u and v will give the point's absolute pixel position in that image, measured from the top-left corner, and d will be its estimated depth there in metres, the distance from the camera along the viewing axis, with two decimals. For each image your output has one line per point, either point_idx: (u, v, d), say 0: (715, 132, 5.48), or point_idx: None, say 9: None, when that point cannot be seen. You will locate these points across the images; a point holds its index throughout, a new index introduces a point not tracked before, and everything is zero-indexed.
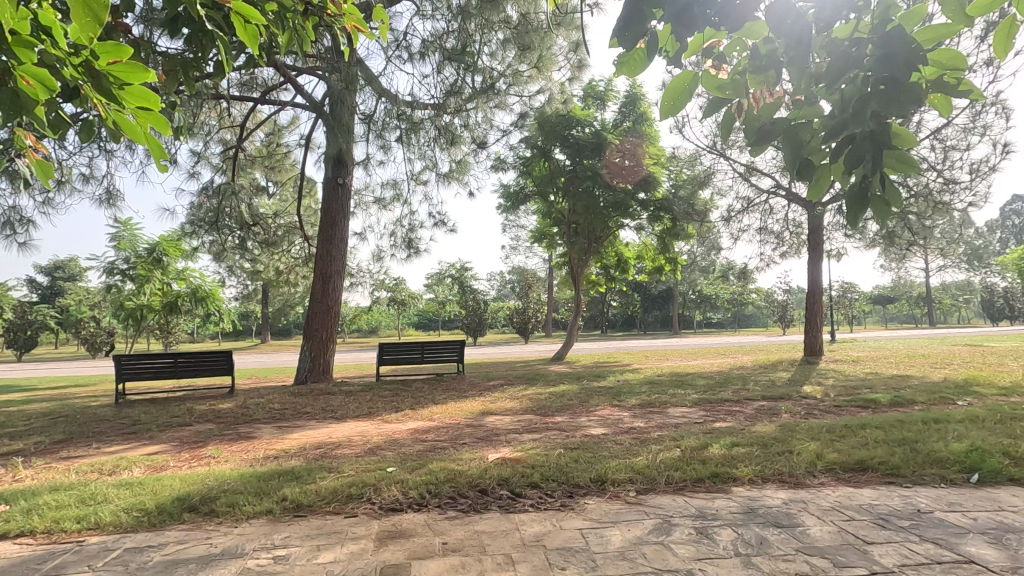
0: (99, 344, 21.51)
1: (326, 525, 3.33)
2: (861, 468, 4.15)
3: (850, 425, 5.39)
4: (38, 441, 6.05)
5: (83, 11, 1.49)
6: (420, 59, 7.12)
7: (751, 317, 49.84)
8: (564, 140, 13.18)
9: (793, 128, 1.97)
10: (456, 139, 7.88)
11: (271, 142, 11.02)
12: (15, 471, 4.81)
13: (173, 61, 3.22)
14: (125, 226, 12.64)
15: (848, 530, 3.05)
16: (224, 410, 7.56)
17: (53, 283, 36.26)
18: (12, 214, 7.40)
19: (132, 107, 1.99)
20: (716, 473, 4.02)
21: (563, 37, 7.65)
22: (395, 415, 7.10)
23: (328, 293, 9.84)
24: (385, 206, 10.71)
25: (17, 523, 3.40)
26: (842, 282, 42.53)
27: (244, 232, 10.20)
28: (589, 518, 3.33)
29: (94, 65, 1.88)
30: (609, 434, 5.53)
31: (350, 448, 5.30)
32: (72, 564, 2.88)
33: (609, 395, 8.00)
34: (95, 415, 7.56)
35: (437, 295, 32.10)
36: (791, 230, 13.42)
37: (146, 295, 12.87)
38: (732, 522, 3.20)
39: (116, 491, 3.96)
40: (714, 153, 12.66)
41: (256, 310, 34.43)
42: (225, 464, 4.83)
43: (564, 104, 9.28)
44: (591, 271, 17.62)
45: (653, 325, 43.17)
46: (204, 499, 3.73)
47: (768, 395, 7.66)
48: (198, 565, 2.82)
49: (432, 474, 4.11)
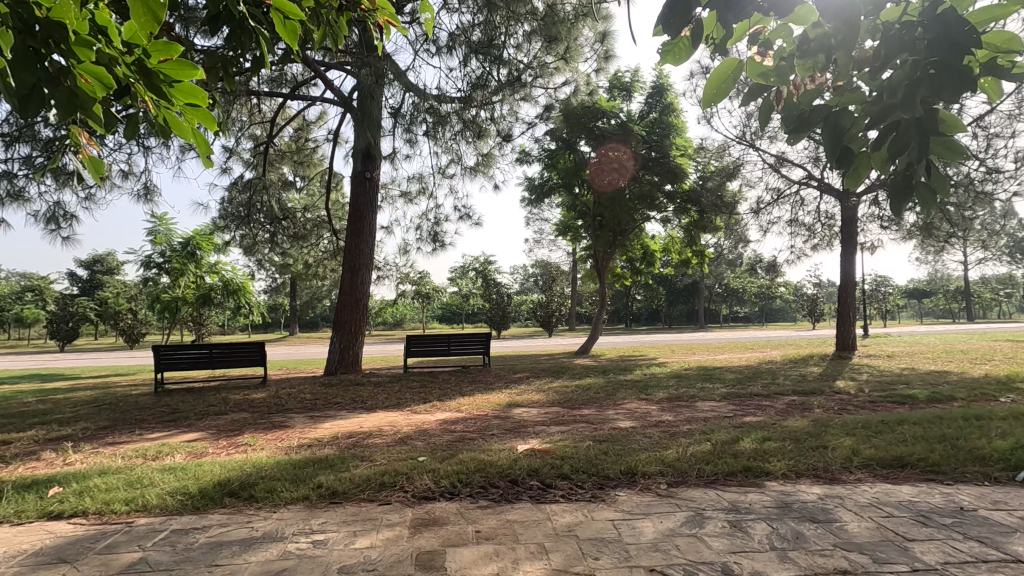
0: (137, 335, 22.34)
1: (361, 512, 3.41)
2: (899, 464, 4.06)
3: (886, 421, 5.26)
4: (85, 427, 6.31)
5: (142, 10, 1.54)
6: (448, 52, 7.13)
7: (779, 310, 49.27)
8: (590, 132, 12.94)
9: (833, 115, 1.93)
10: (482, 132, 7.89)
11: (300, 137, 11.25)
12: (66, 455, 5.05)
13: (214, 59, 3.28)
14: (161, 220, 13.06)
15: (887, 527, 3.00)
16: (257, 400, 7.77)
17: (93, 276, 37.59)
18: (57, 210, 7.69)
19: (181, 103, 2.03)
20: (748, 467, 3.98)
21: (590, 28, 7.56)
22: (423, 406, 7.21)
23: (357, 286, 9.98)
24: (411, 199, 10.84)
25: (71, 504, 3.56)
26: (875, 276, 41.40)
27: (274, 227, 10.42)
28: (620, 509, 3.34)
29: (146, 63, 1.94)
30: (637, 427, 5.51)
31: (381, 437, 5.40)
32: (123, 544, 3.01)
33: (637, 389, 7.97)
34: (136, 403, 7.85)
35: (461, 288, 32.52)
36: (824, 223, 13.09)
37: (180, 288, 13.25)
38: (767, 516, 3.17)
39: (161, 476, 4.12)
40: (743, 144, 12.41)
41: (285, 304, 35.02)
42: (261, 451, 4.97)
43: (590, 96, 9.19)
44: (615, 264, 17.48)
45: (678, 318, 42.70)
46: (244, 484, 3.85)
47: (800, 390, 7.52)
48: (241, 548, 2.92)
49: (463, 464, 4.16)
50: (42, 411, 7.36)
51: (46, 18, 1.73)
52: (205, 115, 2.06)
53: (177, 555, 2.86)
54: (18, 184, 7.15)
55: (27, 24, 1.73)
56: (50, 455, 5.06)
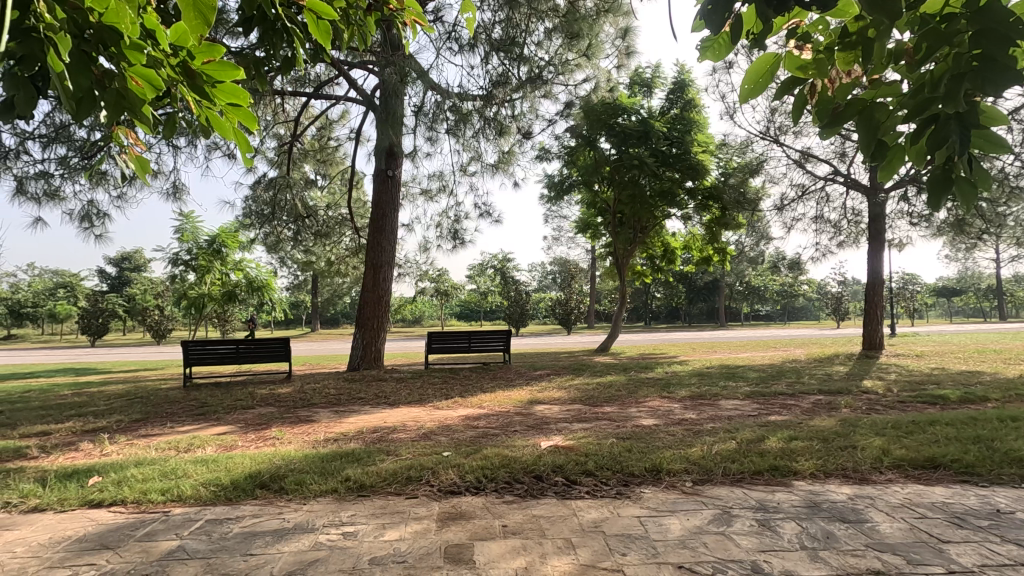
0: (163, 331, 22.87)
1: (389, 505, 3.46)
2: (932, 466, 3.98)
3: (918, 421, 5.16)
4: (119, 419, 6.50)
5: (193, 13, 1.59)
6: (470, 50, 7.12)
7: (802, 309, 48.55)
8: (610, 128, 12.77)
9: (868, 109, 1.90)
10: (504, 129, 7.90)
11: (322, 135, 11.41)
12: (102, 445, 5.21)
13: (246, 59, 3.34)
14: (188, 218, 13.35)
15: (920, 528, 2.95)
16: (283, 394, 7.91)
17: (121, 273, 38.64)
18: (91, 209, 7.91)
19: (222, 104, 2.09)
20: (774, 466, 3.94)
21: (611, 24, 7.50)
22: (445, 402, 7.28)
23: (379, 283, 10.09)
24: (431, 197, 10.90)
25: (110, 493, 3.68)
26: (904, 274, 40.47)
27: (298, 224, 10.59)
28: (646, 506, 3.34)
29: (191, 65, 2.00)
30: (660, 425, 5.49)
31: (405, 432, 5.47)
32: (161, 532, 3.10)
33: (658, 387, 7.93)
34: (167, 397, 8.06)
35: (479, 286, 32.68)
36: (850, 219, 12.82)
37: (206, 285, 13.54)
38: (796, 516, 3.14)
39: (194, 467, 4.23)
40: (767, 139, 12.19)
41: (306, 301, 35.46)
42: (289, 445, 5.07)
43: (611, 92, 9.13)
44: (635, 262, 17.39)
45: (698, 317, 42.23)
46: (274, 476, 3.94)
47: (825, 390, 7.41)
48: (274, 538, 2.99)
49: (488, 459, 4.20)
50: (78, 404, 7.59)
51: (98, 23, 1.76)
52: (247, 115, 2.13)
53: (213, 544, 2.94)
54: (54, 184, 7.37)
55: (80, 28, 1.77)
56: (88, 446, 5.23)
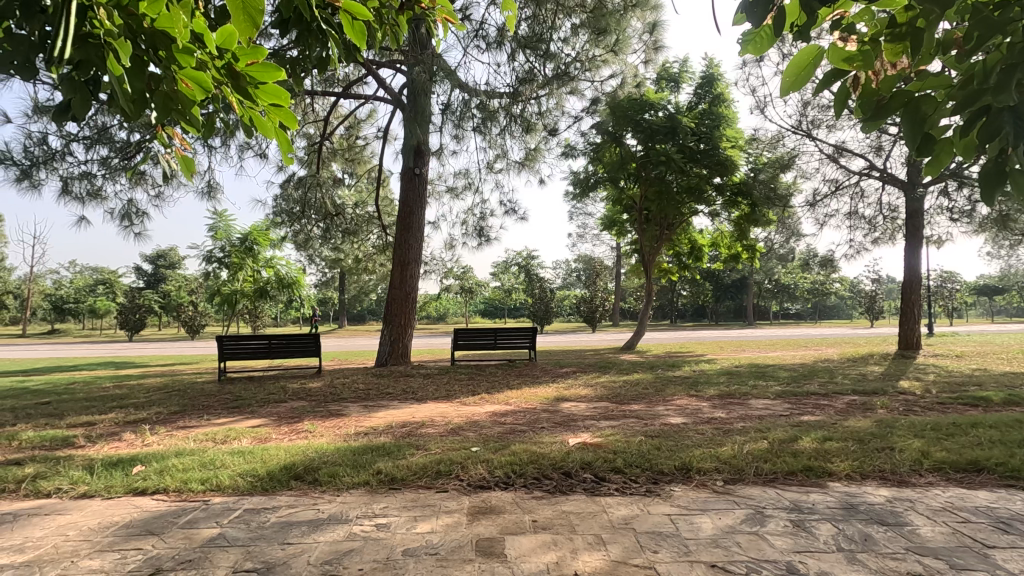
0: (197, 327, 23.50)
1: (420, 498, 3.51)
2: (975, 469, 3.87)
3: (959, 424, 4.99)
4: (159, 411, 6.72)
5: (241, 15, 1.64)
6: (497, 47, 7.13)
7: (833, 308, 47.41)
8: (637, 124, 12.62)
9: (914, 101, 1.84)
10: (531, 126, 7.90)
11: (351, 135, 11.58)
12: (143, 436, 5.40)
13: (284, 59, 3.42)
14: (221, 217, 13.74)
15: (963, 532, 2.87)
16: (314, 389, 8.08)
17: (157, 270, 39.80)
18: (131, 208, 8.18)
19: (265, 103, 2.15)
20: (809, 467, 3.87)
21: (639, 18, 7.43)
22: (472, 398, 7.34)
23: (406, 280, 10.21)
24: (457, 195, 10.98)
25: (153, 482, 3.81)
26: (943, 271, 39.16)
27: (327, 223, 10.80)
28: (676, 504, 3.32)
29: (235, 67, 2.06)
30: (689, 424, 5.43)
31: (433, 427, 5.53)
32: (202, 520, 3.21)
33: (686, 386, 7.84)
34: (203, 390, 8.31)
35: (503, 284, 32.68)
36: (886, 215, 12.43)
37: (239, 281, 13.88)
38: (832, 517, 3.08)
39: (231, 459, 4.36)
40: (800, 133, 11.91)
41: (333, 297, 35.96)
42: (321, 438, 5.17)
43: (637, 87, 9.04)
44: (661, 259, 17.18)
45: (726, 315, 41.57)
46: (309, 468, 4.03)
47: (859, 390, 7.24)
48: (309, 528, 3.06)
49: (517, 455, 4.22)
50: (119, 396, 7.87)
51: (151, 28, 1.83)
52: (287, 114, 2.17)
53: (251, 532, 3.03)
54: (96, 184, 7.65)
55: (135, 34, 1.84)
56: (130, 436, 5.42)
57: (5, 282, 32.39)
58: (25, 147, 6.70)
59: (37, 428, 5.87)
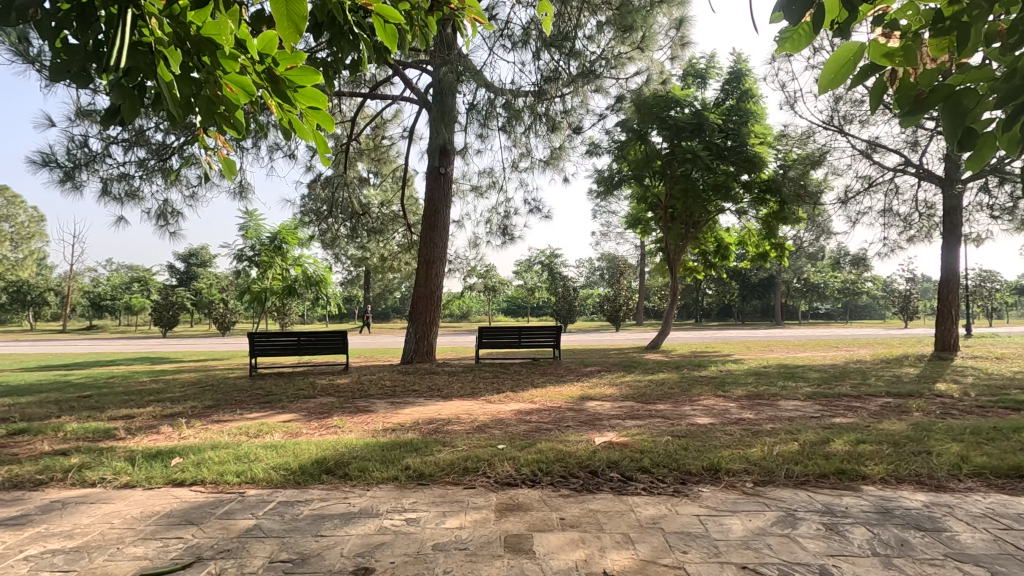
0: (228, 324, 24.03)
1: (449, 494, 3.55)
2: (1018, 475, 3.74)
3: (1000, 428, 4.82)
4: (193, 406, 6.91)
5: (286, 21, 1.69)
6: (523, 46, 7.13)
7: (865, 308, 46.19)
8: (662, 121, 12.47)
9: (954, 96, 1.81)
10: (556, 125, 7.88)
11: (377, 135, 11.73)
12: (180, 430, 5.58)
13: (316, 63, 3.50)
14: (251, 217, 14.06)
15: (1005, 540, 2.79)
16: (342, 386, 8.21)
17: (189, 268, 40.81)
18: (167, 208, 8.44)
19: (303, 107, 2.20)
20: (841, 469, 3.80)
21: (665, 14, 7.34)
22: (497, 396, 7.37)
23: (431, 279, 10.30)
24: (481, 194, 11.03)
25: (191, 473, 3.95)
26: (982, 270, 37.71)
27: (353, 222, 10.96)
28: (705, 505, 3.30)
29: (275, 72, 2.12)
30: (716, 424, 5.37)
31: (459, 425, 5.58)
32: (239, 511, 3.31)
33: (713, 386, 7.75)
34: (235, 385, 8.56)
35: (526, 282, 32.65)
36: (922, 212, 12.06)
37: (268, 279, 14.18)
38: (867, 521, 3.02)
39: (264, 452, 4.48)
40: (831, 129, 11.65)
41: (359, 295, 36.45)
42: (350, 434, 5.26)
43: (663, 84, 8.95)
44: (687, 257, 16.96)
45: (753, 314, 40.86)
46: (339, 463, 4.11)
47: (894, 392, 7.03)
48: (341, 521, 3.14)
49: (543, 453, 4.24)
50: (156, 390, 8.13)
51: (197, 35, 1.92)
52: (325, 116, 2.22)
53: (286, 524, 3.11)
54: (134, 185, 7.90)
55: (182, 41, 1.92)
56: (167, 429, 5.60)
57: (47, 280, 33.65)
58: (68, 150, 6.95)
59: (81, 420, 6.11)
